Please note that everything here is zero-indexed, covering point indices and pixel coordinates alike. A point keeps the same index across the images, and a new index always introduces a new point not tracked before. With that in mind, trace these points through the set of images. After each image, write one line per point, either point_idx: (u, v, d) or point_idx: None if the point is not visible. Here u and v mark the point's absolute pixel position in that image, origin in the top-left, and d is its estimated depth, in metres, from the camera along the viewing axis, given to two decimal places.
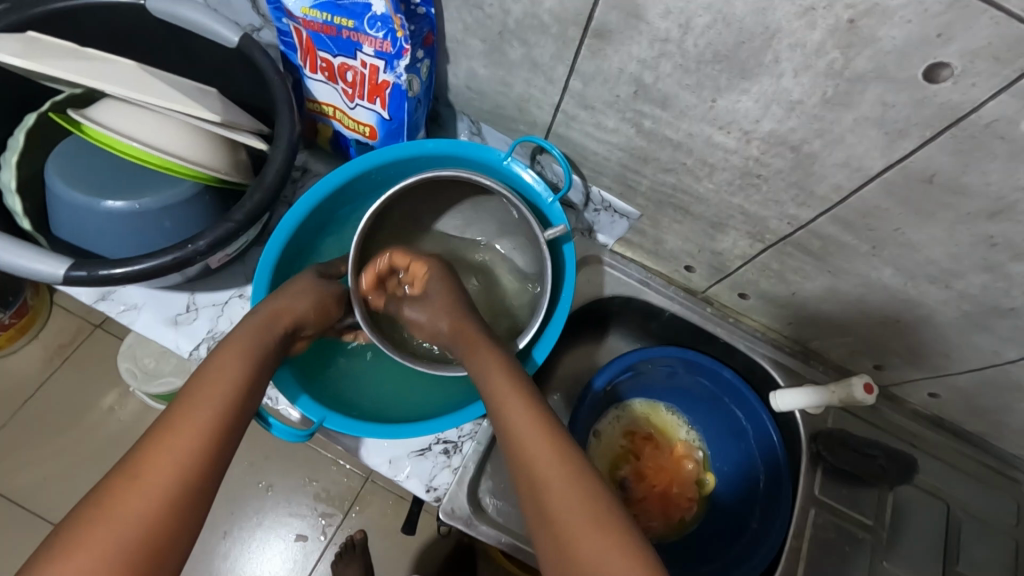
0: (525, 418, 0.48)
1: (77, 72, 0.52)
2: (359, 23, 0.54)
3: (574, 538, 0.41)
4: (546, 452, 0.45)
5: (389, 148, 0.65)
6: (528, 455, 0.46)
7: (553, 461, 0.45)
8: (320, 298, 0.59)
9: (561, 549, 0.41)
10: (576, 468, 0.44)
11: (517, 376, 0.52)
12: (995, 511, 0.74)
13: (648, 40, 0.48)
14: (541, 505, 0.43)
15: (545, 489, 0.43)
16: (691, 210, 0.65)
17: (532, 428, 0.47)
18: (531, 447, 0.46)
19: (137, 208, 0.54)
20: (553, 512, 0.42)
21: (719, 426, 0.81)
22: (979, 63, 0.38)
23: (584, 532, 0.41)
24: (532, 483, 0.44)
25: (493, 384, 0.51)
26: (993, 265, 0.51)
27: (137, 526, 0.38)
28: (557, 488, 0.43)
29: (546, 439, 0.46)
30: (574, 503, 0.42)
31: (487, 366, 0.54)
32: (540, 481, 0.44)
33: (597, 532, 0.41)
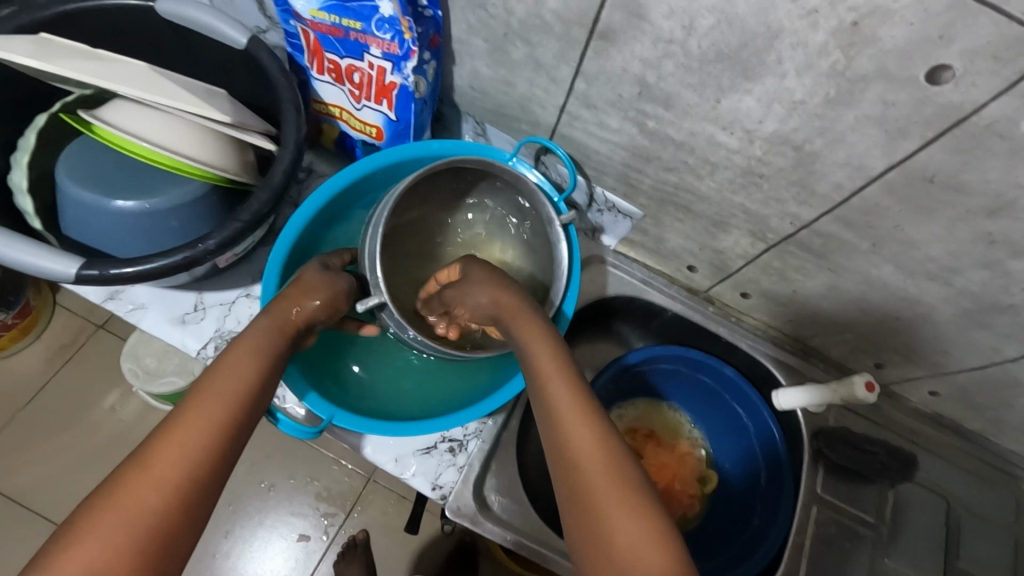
0: (560, 387, 0.46)
1: (86, 72, 0.52)
2: (367, 26, 0.55)
3: (602, 510, 0.40)
4: (578, 418, 0.44)
5: (396, 148, 0.66)
6: (562, 429, 0.44)
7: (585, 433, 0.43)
8: (334, 291, 0.58)
9: (589, 521, 0.40)
10: (607, 441, 0.43)
11: (556, 347, 0.50)
12: (994, 507, 0.75)
13: (652, 40, 0.49)
14: (570, 475, 0.42)
15: (575, 459, 0.42)
16: (693, 209, 0.65)
17: (567, 398, 0.45)
18: (564, 412, 0.45)
19: (147, 208, 0.55)
20: (582, 482, 0.42)
21: (718, 424, 0.82)
22: (979, 63, 0.39)
23: (609, 500, 0.40)
24: (563, 454, 0.43)
25: (530, 349, 0.50)
26: (993, 262, 0.52)
27: (148, 517, 0.39)
28: (588, 459, 0.42)
29: (578, 410, 0.45)
30: (605, 479, 0.41)
31: (525, 332, 0.51)
32: (571, 457, 0.43)
33: (624, 506, 0.40)
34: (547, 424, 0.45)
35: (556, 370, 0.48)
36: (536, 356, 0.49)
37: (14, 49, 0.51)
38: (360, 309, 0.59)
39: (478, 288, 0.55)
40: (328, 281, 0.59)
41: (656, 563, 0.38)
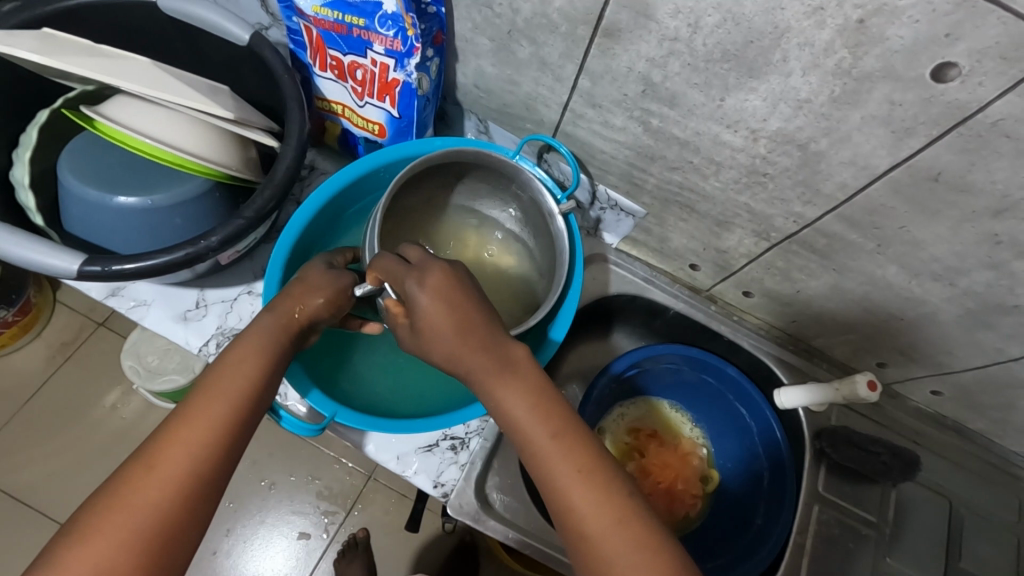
0: (538, 428, 0.43)
1: (90, 67, 0.52)
2: (371, 22, 0.55)
3: (597, 544, 0.40)
4: (565, 461, 0.42)
5: (398, 146, 0.66)
6: (547, 467, 0.42)
7: (572, 471, 0.42)
8: (343, 284, 0.57)
9: (586, 554, 0.41)
10: (595, 476, 0.42)
11: (530, 381, 0.46)
12: (996, 508, 0.74)
13: (658, 38, 0.49)
14: (560, 512, 0.42)
15: (565, 499, 0.41)
16: (697, 208, 0.65)
17: (554, 445, 0.43)
18: (548, 458, 0.43)
19: (150, 204, 0.55)
20: (574, 519, 0.41)
21: (720, 422, 0.82)
22: (986, 62, 0.38)
23: (606, 537, 0.40)
24: (552, 493, 0.42)
25: (495, 393, 0.45)
26: (998, 263, 0.52)
27: (153, 513, 0.39)
28: (577, 498, 0.41)
29: (562, 447, 0.43)
30: (597, 513, 0.41)
31: (488, 370, 0.46)
32: (559, 495, 0.42)
33: (618, 540, 0.40)
34: (531, 464, 0.43)
35: (529, 410, 0.44)
36: (507, 397, 0.45)
37: (18, 45, 0.51)
38: (362, 294, 0.57)
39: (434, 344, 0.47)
40: (333, 275, 0.58)
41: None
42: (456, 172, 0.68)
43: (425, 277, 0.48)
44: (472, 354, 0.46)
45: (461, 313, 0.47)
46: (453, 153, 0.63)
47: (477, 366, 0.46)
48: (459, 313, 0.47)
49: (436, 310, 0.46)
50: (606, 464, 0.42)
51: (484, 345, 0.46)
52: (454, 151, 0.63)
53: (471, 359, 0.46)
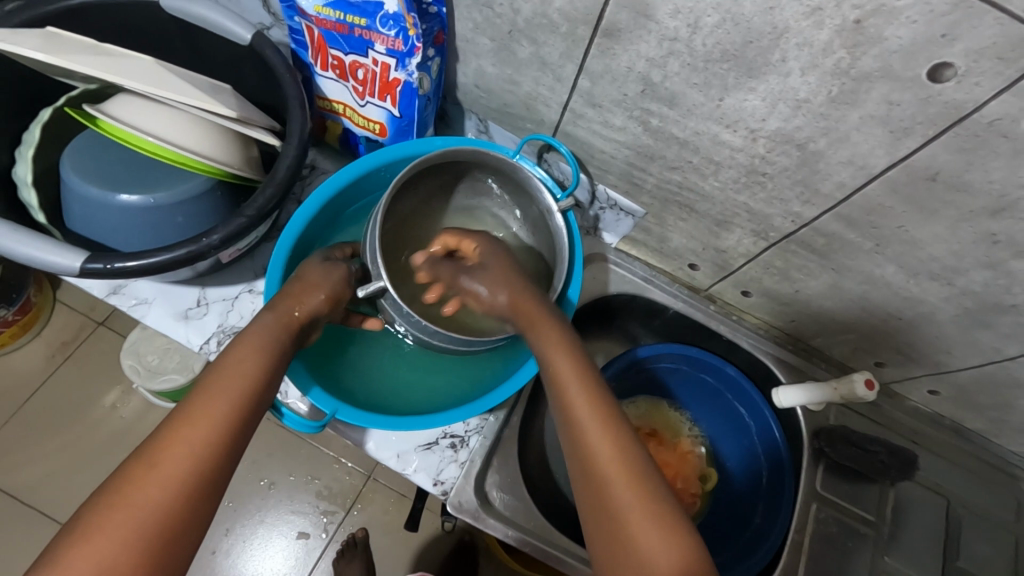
0: (573, 380, 0.48)
1: (93, 66, 0.52)
2: (372, 22, 0.55)
3: (609, 488, 0.43)
4: (592, 411, 0.46)
5: (398, 145, 0.66)
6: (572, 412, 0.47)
7: (596, 421, 0.46)
8: (338, 284, 0.58)
9: (599, 500, 0.43)
10: (615, 428, 0.45)
11: (572, 345, 0.52)
12: (994, 507, 0.75)
13: (657, 38, 0.49)
14: (580, 456, 0.45)
15: (584, 442, 0.45)
16: (696, 208, 0.66)
17: (585, 397, 0.47)
18: (577, 406, 0.47)
19: (152, 202, 0.55)
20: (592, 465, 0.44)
21: (718, 421, 0.83)
22: (982, 62, 0.39)
23: (617, 482, 0.43)
24: (574, 436, 0.46)
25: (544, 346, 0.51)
26: (995, 263, 0.52)
27: (155, 511, 0.39)
28: (600, 445, 0.44)
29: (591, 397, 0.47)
30: (612, 459, 0.44)
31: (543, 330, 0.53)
32: (580, 438, 0.45)
33: (629, 485, 0.42)
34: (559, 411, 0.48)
35: (569, 364, 0.50)
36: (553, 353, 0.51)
37: (22, 43, 0.51)
38: (362, 295, 0.58)
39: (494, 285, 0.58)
40: (330, 274, 0.59)
41: (655, 544, 0.40)
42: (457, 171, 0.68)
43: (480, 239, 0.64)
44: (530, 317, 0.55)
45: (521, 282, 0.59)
46: (452, 153, 0.63)
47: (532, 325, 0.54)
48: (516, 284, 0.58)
49: (498, 279, 0.58)
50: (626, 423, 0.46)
51: (541, 310, 0.55)
52: (454, 151, 0.62)
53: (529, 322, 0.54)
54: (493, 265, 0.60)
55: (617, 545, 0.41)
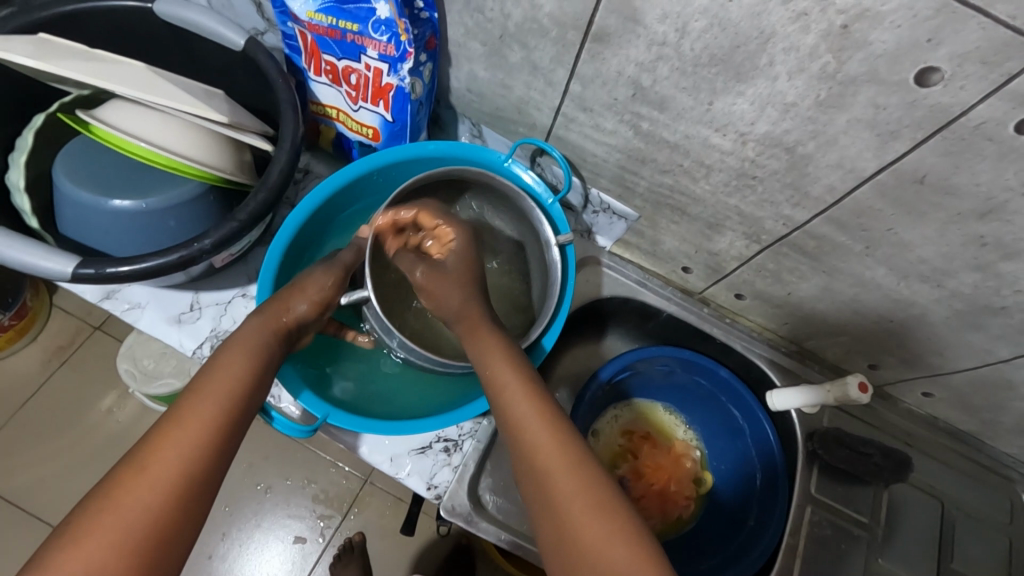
0: (512, 379, 0.51)
1: (85, 72, 0.52)
2: (364, 28, 0.55)
3: (550, 478, 0.45)
4: (528, 404, 0.49)
5: (391, 150, 0.66)
6: (512, 413, 0.49)
7: (536, 418, 0.48)
8: (329, 292, 0.59)
9: (535, 478, 0.46)
10: (550, 416, 0.48)
11: (512, 351, 0.55)
12: (986, 508, 0.75)
13: (646, 43, 0.49)
14: (524, 455, 0.47)
15: (525, 439, 0.47)
16: (688, 211, 0.66)
17: (522, 391, 0.50)
18: (514, 402, 0.50)
19: (144, 207, 0.55)
20: (533, 458, 0.46)
21: (714, 424, 0.82)
22: (967, 66, 0.39)
23: (557, 470, 0.45)
24: (511, 427, 0.49)
25: (483, 358, 0.54)
26: (985, 264, 0.52)
27: (145, 516, 0.39)
28: (533, 431, 0.47)
29: (529, 397, 0.50)
30: (552, 452, 0.46)
31: (483, 341, 0.56)
32: (522, 438, 0.47)
33: (562, 460, 0.45)
34: (501, 416, 0.50)
35: (508, 368, 0.53)
36: (493, 360, 0.53)
37: (13, 49, 0.51)
38: (346, 303, 0.60)
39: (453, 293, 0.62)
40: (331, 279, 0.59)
41: (596, 524, 0.42)
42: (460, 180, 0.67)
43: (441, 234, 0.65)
44: (469, 329, 0.59)
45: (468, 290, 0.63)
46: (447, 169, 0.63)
47: (474, 338, 0.57)
48: (455, 291, 0.62)
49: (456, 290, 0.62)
50: (567, 418, 0.49)
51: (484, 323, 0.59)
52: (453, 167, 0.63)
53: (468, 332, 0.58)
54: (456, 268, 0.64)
55: (561, 529, 0.43)
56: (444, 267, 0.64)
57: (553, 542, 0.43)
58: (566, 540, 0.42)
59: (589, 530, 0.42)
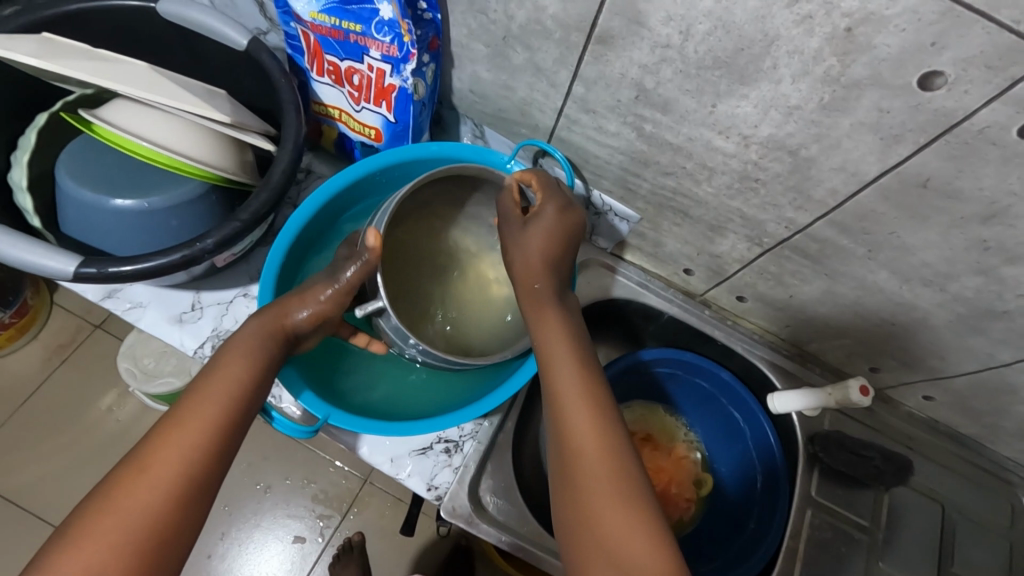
0: (566, 361, 0.50)
1: (89, 72, 0.52)
2: (367, 28, 0.55)
3: (585, 470, 0.44)
4: (576, 391, 0.48)
5: (394, 150, 0.66)
6: (561, 397, 0.48)
7: (582, 406, 0.47)
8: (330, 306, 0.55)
9: (570, 465, 0.45)
10: (598, 407, 0.47)
11: (571, 331, 0.53)
12: (987, 512, 0.75)
13: (650, 45, 0.49)
14: (564, 442, 0.46)
15: (569, 427, 0.46)
16: (690, 213, 0.66)
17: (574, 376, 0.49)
18: (564, 386, 0.48)
19: (146, 207, 0.55)
20: (570, 446, 0.46)
21: (713, 426, 0.83)
22: (971, 71, 0.39)
23: (590, 463, 0.44)
24: (556, 411, 0.48)
25: (541, 334, 0.53)
26: (987, 269, 0.52)
27: (146, 518, 0.39)
28: (577, 419, 0.46)
29: (580, 382, 0.49)
30: (592, 445, 0.45)
31: (540, 315, 0.54)
32: (566, 425, 0.46)
33: (600, 453, 0.45)
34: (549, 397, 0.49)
35: (563, 350, 0.51)
36: (551, 339, 0.52)
37: (17, 48, 0.51)
38: (360, 314, 0.58)
39: (529, 248, 0.56)
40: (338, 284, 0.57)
41: (622, 523, 0.42)
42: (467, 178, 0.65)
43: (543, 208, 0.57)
44: (533, 299, 0.55)
45: (562, 257, 0.57)
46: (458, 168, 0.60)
47: (536, 311, 0.54)
48: (551, 265, 0.56)
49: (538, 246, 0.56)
50: (613, 410, 0.47)
51: (547, 296, 0.54)
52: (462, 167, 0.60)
53: (530, 305, 0.55)
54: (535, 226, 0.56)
55: (583, 521, 0.43)
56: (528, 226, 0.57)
57: (579, 533, 0.43)
58: (592, 534, 0.42)
59: (612, 528, 0.42)
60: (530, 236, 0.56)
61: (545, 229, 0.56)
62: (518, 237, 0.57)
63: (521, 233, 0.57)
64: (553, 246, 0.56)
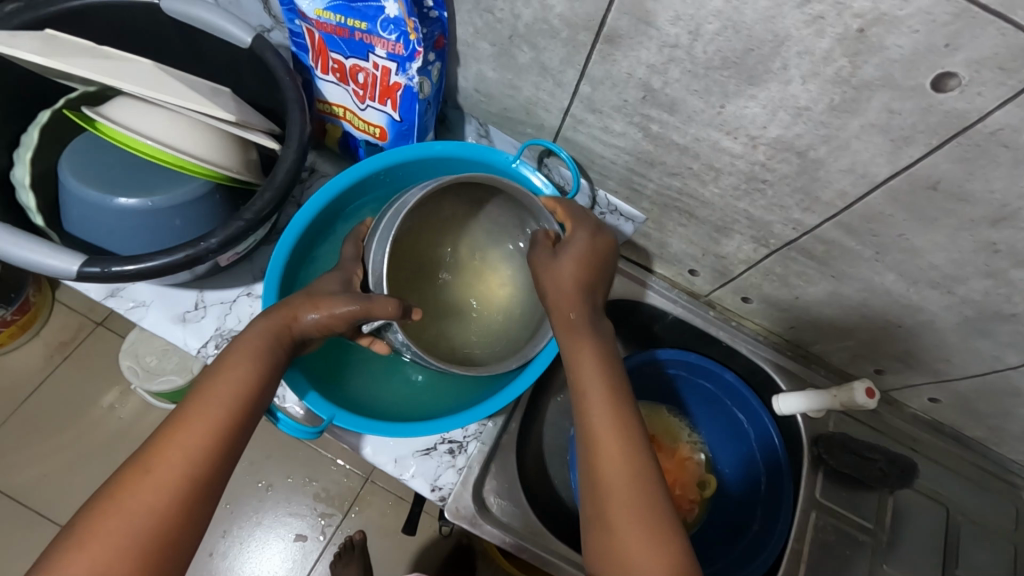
0: (599, 389, 0.50)
1: (92, 69, 0.52)
2: (372, 26, 0.55)
3: (613, 505, 0.45)
4: (608, 424, 0.48)
5: (398, 149, 0.65)
6: (592, 427, 0.48)
7: (615, 439, 0.47)
8: (336, 320, 0.52)
9: (599, 497, 0.46)
10: (631, 441, 0.48)
11: (604, 355, 0.52)
12: (991, 514, 0.75)
13: (658, 45, 0.49)
14: (593, 474, 0.47)
15: (599, 460, 0.47)
16: (696, 214, 0.65)
17: (606, 407, 0.49)
18: (596, 418, 0.48)
19: (150, 206, 0.55)
20: (600, 477, 0.47)
21: (717, 427, 0.82)
22: (984, 72, 0.39)
23: (620, 500, 0.45)
24: (587, 441, 0.48)
25: (574, 359, 0.52)
26: (995, 272, 0.52)
27: (151, 518, 0.39)
28: (608, 453, 0.47)
29: (613, 414, 0.49)
30: (622, 480, 0.46)
31: (574, 339, 0.53)
32: (596, 457, 0.47)
33: (629, 490, 0.45)
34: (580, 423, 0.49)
35: (596, 377, 0.50)
36: (583, 365, 0.51)
37: (20, 45, 0.51)
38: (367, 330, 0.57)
39: (561, 274, 0.55)
40: (344, 288, 0.56)
41: (649, 561, 0.43)
42: (476, 189, 0.64)
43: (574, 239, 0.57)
44: (564, 323, 0.54)
45: (594, 283, 0.57)
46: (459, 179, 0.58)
47: (568, 333, 0.53)
48: (585, 290, 0.55)
49: (568, 274, 0.55)
50: (644, 444, 0.48)
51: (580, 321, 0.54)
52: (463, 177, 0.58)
53: (563, 328, 0.54)
54: (566, 255, 0.56)
55: (610, 551, 0.45)
56: (559, 253, 0.57)
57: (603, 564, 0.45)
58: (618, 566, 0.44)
59: (640, 563, 0.43)
60: (562, 262, 0.55)
61: (577, 256, 0.56)
62: (546, 264, 0.56)
63: (553, 259, 0.56)
64: (585, 273, 0.56)
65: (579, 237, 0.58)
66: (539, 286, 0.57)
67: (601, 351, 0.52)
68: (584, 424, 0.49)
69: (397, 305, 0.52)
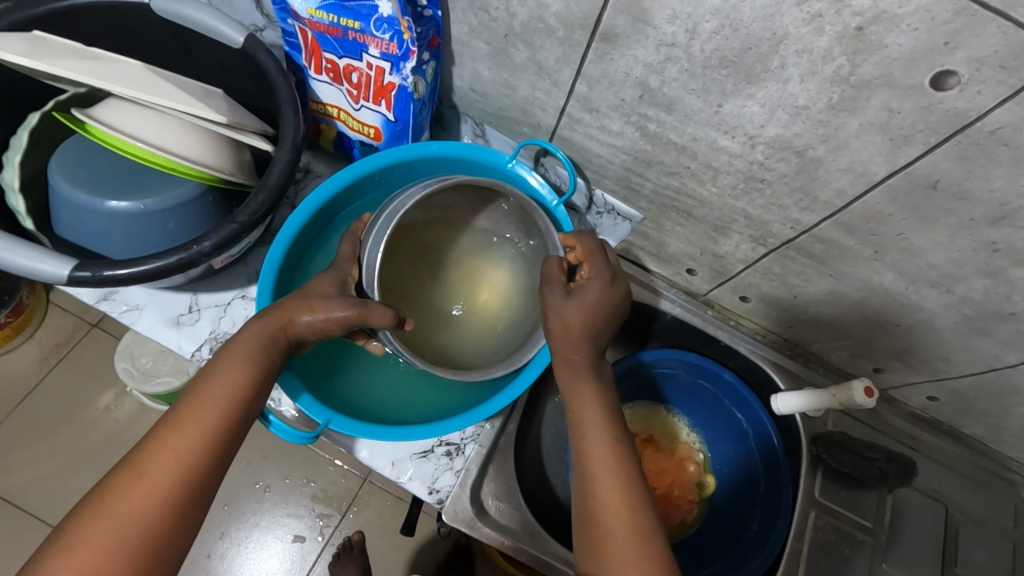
0: (599, 433, 0.51)
1: (82, 71, 0.51)
2: (365, 25, 0.54)
3: (611, 550, 0.45)
4: (608, 469, 0.49)
5: (393, 149, 0.65)
6: (592, 470, 0.49)
7: (614, 484, 0.48)
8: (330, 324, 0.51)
9: (597, 541, 0.46)
10: (631, 486, 0.48)
11: (605, 400, 0.53)
12: (989, 513, 0.75)
13: (655, 44, 0.48)
14: (592, 518, 0.47)
15: (598, 505, 0.47)
16: (694, 213, 0.65)
17: (605, 451, 0.50)
18: (596, 463, 0.49)
19: (142, 209, 0.54)
20: (598, 522, 0.47)
21: (716, 427, 0.82)
22: (985, 71, 0.38)
23: (618, 545, 0.45)
24: (587, 484, 0.49)
25: (575, 401, 0.53)
26: (995, 271, 0.52)
27: (142, 521, 0.39)
28: (608, 498, 0.47)
29: (613, 458, 0.49)
30: (620, 526, 0.46)
31: (575, 383, 0.54)
32: (596, 502, 0.48)
33: (628, 536, 0.45)
34: (580, 467, 0.50)
35: (597, 423, 0.51)
36: (585, 410, 0.52)
37: (9, 47, 0.50)
38: None
39: (570, 315, 0.54)
40: (340, 289, 0.54)
41: None
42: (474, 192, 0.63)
43: (590, 283, 0.56)
44: (566, 366, 0.55)
45: (602, 328, 0.56)
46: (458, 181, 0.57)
47: (570, 377, 0.54)
48: (591, 334, 0.55)
49: (575, 317, 0.54)
50: (644, 490, 0.48)
51: (582, 365, 0.54)
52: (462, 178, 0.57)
53: (565, 371, 0.55)
54: (576, 301, 0.54)
55: None
56: (574, 295, 0.55)
57: None
58: None
59: None
60: (572, 306, 0.54)
61: (588, 299, 0.54)
62: (557, 304, 0.55)
63: (563, 301, 0.55)
64: (594, 317, 0.55)
65: (595, 283, 0.55)
66: (548, 321, 0.56)
67: (602, 396, 0.53)
68: (584, 467, 0.50)
69: (394, 314, 0.51)
